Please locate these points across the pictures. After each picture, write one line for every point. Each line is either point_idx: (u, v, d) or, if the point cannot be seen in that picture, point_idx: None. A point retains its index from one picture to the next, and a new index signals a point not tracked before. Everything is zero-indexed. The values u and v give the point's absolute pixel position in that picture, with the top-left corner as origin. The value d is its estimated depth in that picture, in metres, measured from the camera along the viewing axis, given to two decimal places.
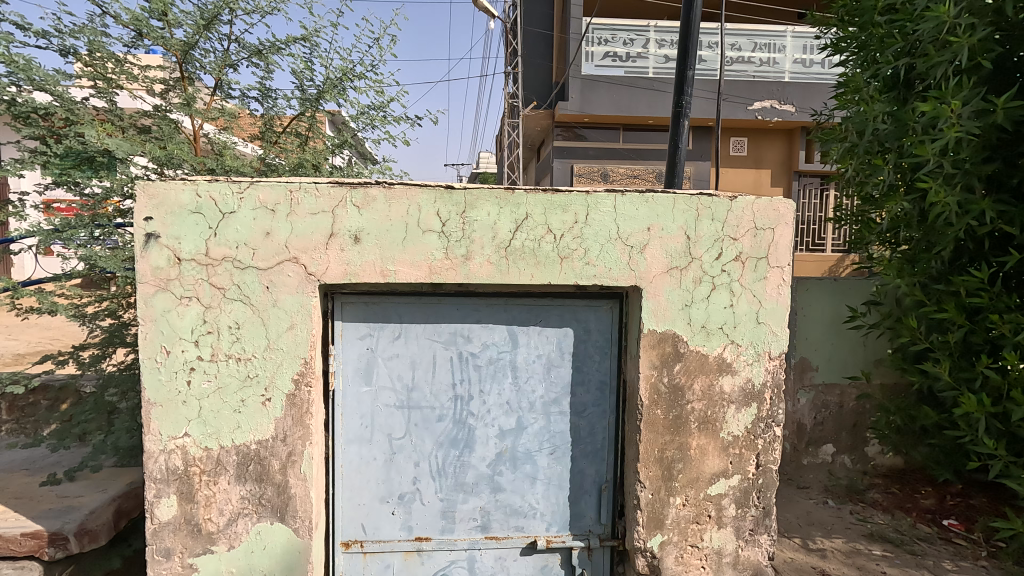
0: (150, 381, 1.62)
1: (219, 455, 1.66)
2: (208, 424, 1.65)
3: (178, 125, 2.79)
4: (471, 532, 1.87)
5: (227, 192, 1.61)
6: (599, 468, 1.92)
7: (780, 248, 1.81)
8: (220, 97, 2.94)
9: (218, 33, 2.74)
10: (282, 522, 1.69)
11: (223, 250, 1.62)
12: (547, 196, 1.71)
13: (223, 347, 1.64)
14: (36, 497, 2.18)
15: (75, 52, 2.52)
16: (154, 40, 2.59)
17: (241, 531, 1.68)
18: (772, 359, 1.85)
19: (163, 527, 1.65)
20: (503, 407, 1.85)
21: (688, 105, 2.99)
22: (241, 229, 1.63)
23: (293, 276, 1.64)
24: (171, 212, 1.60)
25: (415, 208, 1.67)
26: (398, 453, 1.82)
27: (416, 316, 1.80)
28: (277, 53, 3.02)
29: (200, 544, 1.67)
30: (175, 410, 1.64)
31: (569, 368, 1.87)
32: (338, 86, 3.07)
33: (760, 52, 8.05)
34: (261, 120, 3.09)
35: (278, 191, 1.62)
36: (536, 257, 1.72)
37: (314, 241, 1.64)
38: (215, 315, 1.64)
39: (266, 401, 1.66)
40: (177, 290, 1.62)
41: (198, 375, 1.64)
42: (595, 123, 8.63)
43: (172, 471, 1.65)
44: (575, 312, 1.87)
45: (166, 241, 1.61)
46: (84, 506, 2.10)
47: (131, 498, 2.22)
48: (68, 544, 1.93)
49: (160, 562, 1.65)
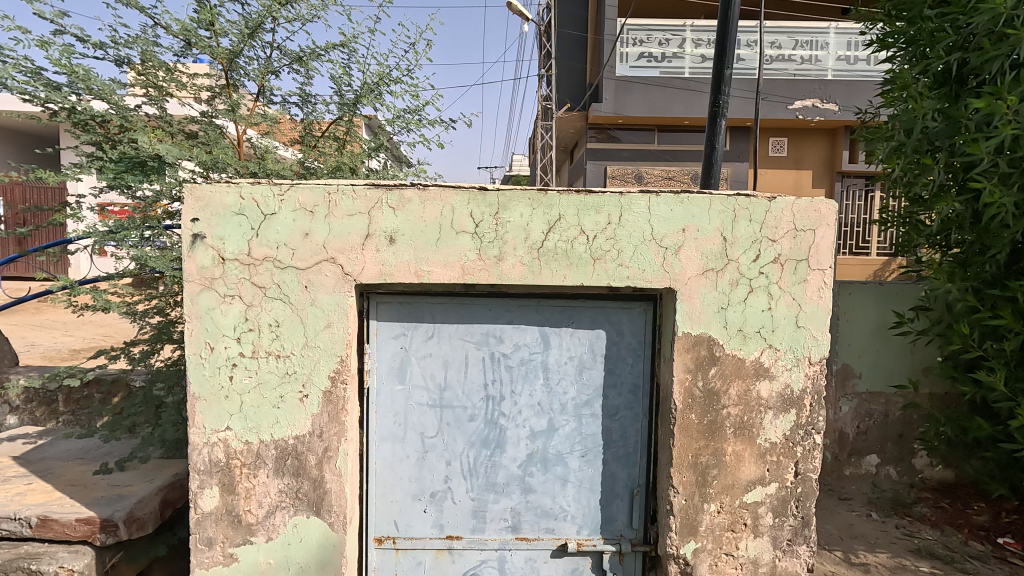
0: (195, 375, 1.69)
1: (258, 449, 1.71)
2: (249, 419, 1.70)
3: (223, 130, 2.88)
4: (502, 533, 1.87)
5: (269, 194, 1.67)
6: (631, 472, 1.89)
7: (821, 250, 1.75)
8: (263, 102, 3.04)
9: (261, 41, 2.84)
10: (318, 517, 1.73)
11: (265, 250, 1.68)
12: (580, 197, 1.70)
13: (263, 344, 1.69)
14: (89, 486, 2.30)
15: (129, 62, 2.65)
16: (202, 49, 2.70)
17: (279, 523, 1.73)
18: (812, 364, 1.79)
19: (206, 517, 1.71)
20: (534, 409, 1.85)
21: (725, 104, 2.92)
22: (283, 230, 1.68)
23: (330, 276, 1.68)
24: (216, 213, 1.67)
25: (449, 209, 1.69)
26: (431, 451, 1.84)
27: (449, 316, 1.82)
28: (316, 60, 3.10)
29: (241, 534, 1.72)
30: (218, 404, 1.70)
31: (601, 370, 1.86)
32: (374, 91, 3.13)
33: (802, 50, 7.83)
34: (301, 125, 3.18)
35: (317, 193, 1.67)
36: (569, 258, 1.72)
37: (351, 242, 1.68)
38: (257, 313, 1.69)
39: (304, 398, 1.71)
40: (221, 288, 1.68)
41: (239, 371, 1.70)
42: (629, 125, 8.55)
43: (215, 463, 1.71)
44: (608, 314, 1.85)
45: (211, 241, 1.67)
46: (134, 495, 2.20)
47: (176, 489, 2.32)
48: (118, 531, 2.03)
49: (203, 550, 1.71)
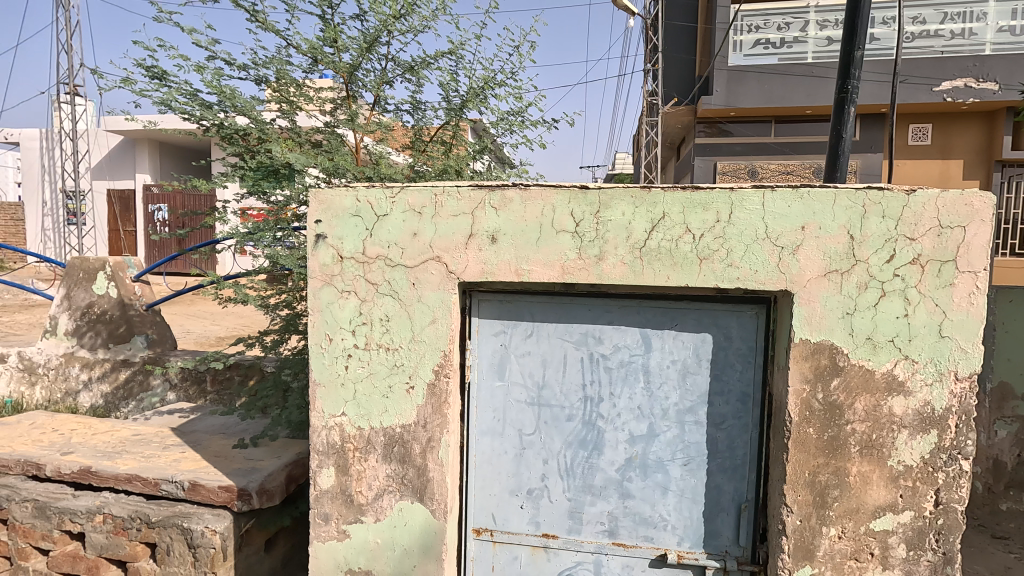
0: (316, 364, 1.85)
1: (369, 434, 1.83)
2: (362, 406, 1.83)
3: (343, 139, 3.13)
4: (598, 536, 1.85)
5: (382, 197, 1.78)
6: (739, 486, 1.78)
7: (974, 250, 1.53)
8: (378, 111, 3.25)
9: (377, 54, 3.04)
10: (421, 503, 1.81)
11: (377, 249, 1.79)
12: (686, 194, 1.63)
13: (375, 337, 1.81)
14: (230, 457, 2.60)
15: (267, 80, 2.95)
16: (326, 65, 2.95)
17: (386, 506, 1.84)
18: (959, 380, 1.57)
19: (324, 494, 1.87)
20: (633, 412, 1.80)
21: (855, 89, 2.64)
22: (393, 230, 1.78)
23: (435, 274, 1.76)
24: (336, 215, 1.81)
25: (550, 208, 1.70)
26: (528, 448, 1.86)
27: (548, 315, 1.82)
28: (426, 68, 3.27)
29: (353, 513, 1.86)
30: (335, 391, 1.84)
31: (707, 376, 1.77)
32: (480, 95, 3.23)
33: (952, 24, 6.90)
34: (411, 131, 3.36)
35: (425, 195, 1.75)
36: (673, 258, 1.65)
37: (455, 241, 1.75)
38: (370, 307, 1.81)
39: (410, 389, 1.80)
40: (339, 285, 1.82)
41: (354, 361, 1.83)
42: (742, 117, 8.06)
43: (332, 445, 1.85)
44: (715, 317, 1.76)
45: (332, 241, 1.82)
46: (265, 468, 2.45)
47: (299, 466, 2.55)
48: (251, 500, 2.27)
49: (320, 524, 1.87)
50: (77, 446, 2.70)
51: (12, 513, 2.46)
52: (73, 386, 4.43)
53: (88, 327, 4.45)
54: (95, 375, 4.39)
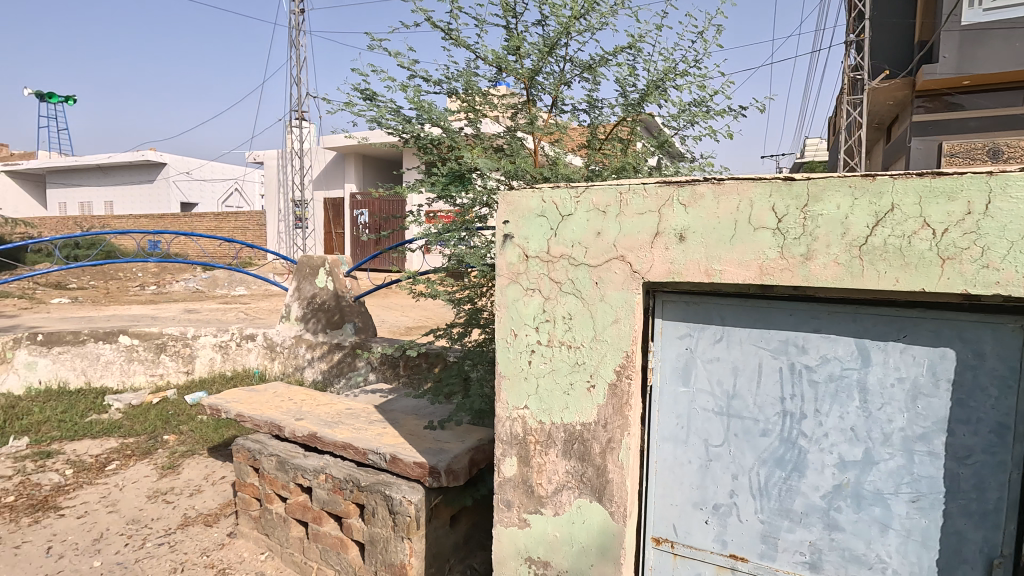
0: (502, 357, 1.94)
1: (550, 429, 1.88)
2: (544, 401, 1.88)
3: (523, 142, 3.25)
4: (796, 567, 1.66)
5: (566, 196, 1.80)
6: (990, 537, 1.46)
7: None
8: (556, 113, 3.31)
9: (556, 57, 3.11)
10: (599, 503, 1.81)
11: (561, 248, 1.82)
12: (924, 181, 1.38)
13: (557, 334, 1.84)
14: (422, 437, 2.88)
15: (457, 92, 3.19)
16: (509, 72, 3.09)
17: (565, 501, 1.87)
18: None
19: (507, 482, 1.96)
20: (844, 434, 1.58)
21: None
22: (577, 229, 1.80)
23: (619, 273, 1.73)
24: (523, 216, 1.88)
25: (747, 203, 1.56)
26: (715, 461, 1.74)
27: (741, 319, 1.68)
28: (604, 65, 3.24)
29: (533, 504, 1.92)
30: (519, 384, 1.92)
31: (946, 399, 1.47)
32: (660, 87, 3.11)
33: None
34: (587, 130, 3.38)
35: (610, 193, 1.74)
36: (904, 257, 1.41)
37: (641, 239, 1.70)
38: (552, 305, 1.85)
39: (591, 388, 1.80)
40: (524, 282, 1.89)
41: (537, 357, 1.88)
42: (981, 86, 6.62)
43: (515, 436, 1.94)
44: (960, 329, 1.46)
45: (518, 241, 1.89)
46: (451, 450, 2.66)
47: (480, 452, 2.72)
48: (440, 478, 2.49)
49: (503, 510, 1.97)
50: (306, 414, 3.22)
51: (262, 464, 3.02)
52: (300, 362, 5.35)
53: (312, 314, 5.32)
54: (317, 354, 5.22)
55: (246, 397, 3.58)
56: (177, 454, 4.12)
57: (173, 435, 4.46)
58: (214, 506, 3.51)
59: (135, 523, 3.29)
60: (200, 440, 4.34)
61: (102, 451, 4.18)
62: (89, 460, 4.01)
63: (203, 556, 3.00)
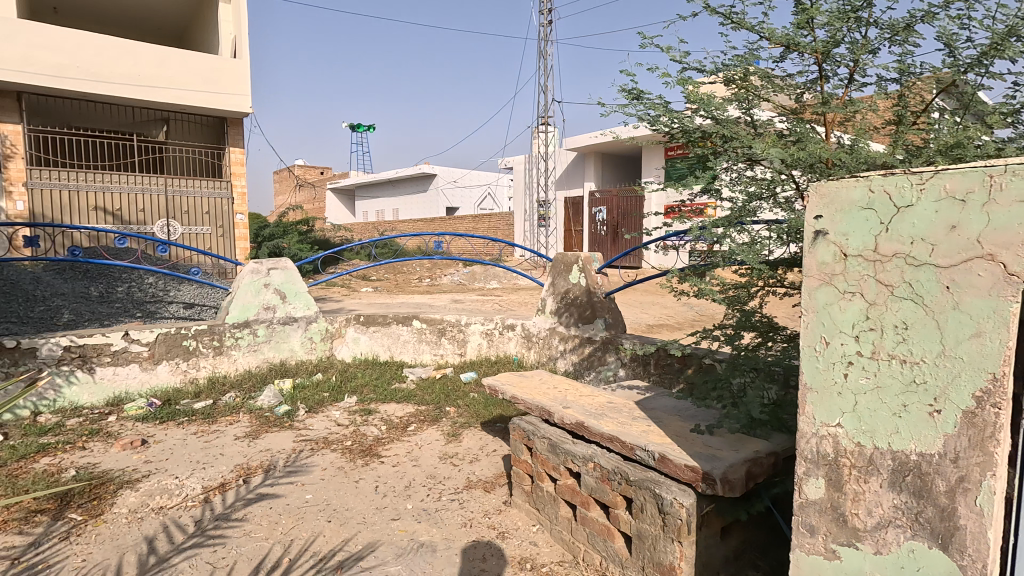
0: (808, 367, 1.76)
1: (873, 455, 1.63)
2: (865, 421, 1.64)
3: (812, 126, 2.90)
4: None
5: (905, 184, 1.54)
6: None
7: None
8: (855, 88, 2.87)
9: (860, 24, 2.69)
10: (943, 551, 1.51)
11: (895, 246, 1.56)
12: None
13: (886, 346, 1.58)
14: (690, 439, 2.80)
15: (734, 80, 3.01)
16: (799, 49, 2.78)
17: (890, 540, 1.61)
18: None
19: (810, 505, 1.78)
20: None
21: None
22: (919, 223, 1.52)
23: (984, 276, 1.40)
24: (841, 209, 1.67)
25: None
26: None
27: None
28: (926, 22, 2.69)
29: (845, 535, 1.70)
30: (831, 398, 1.71)
31: None
32: (1012, 39, 2.44)
33: None
34: (895, 104, 2.86)
35: (971, 178, 1.42)
36: None
37: (1022, 234, 1.35)
38: (880, 312, 1.60)
39: (934, 413, 1.50)
40: (842, 285, 1.68)
41: (856, 370, 1.65)
42: None
43: (823, 456, 1.74)
44: None
45: (834, 237, 1.69)
46: (726, 458, 2.53)
47: (758, 465, 2.53)
48: (715, 486, 2.39)
49: (805, 534, 1.79)
50: (572, 403, 3.41)
51: (535, 444, 3.30)
52: (553, 353, 5.80)
53: (564, 308, 5.76)
54: (569, 347, 5.61)
55: (518, 381, 3.95)
56: (459, 424, 4.80)
57: (453, 407, 5.20)
58: (490, 474, 3.98)
59: (432, 478, 3.92)
60: (474, 414, 4.98)
61: (404, 414, 5.10)
62: (397, 420, 4.93)
63: (485, 517, 3.41)
